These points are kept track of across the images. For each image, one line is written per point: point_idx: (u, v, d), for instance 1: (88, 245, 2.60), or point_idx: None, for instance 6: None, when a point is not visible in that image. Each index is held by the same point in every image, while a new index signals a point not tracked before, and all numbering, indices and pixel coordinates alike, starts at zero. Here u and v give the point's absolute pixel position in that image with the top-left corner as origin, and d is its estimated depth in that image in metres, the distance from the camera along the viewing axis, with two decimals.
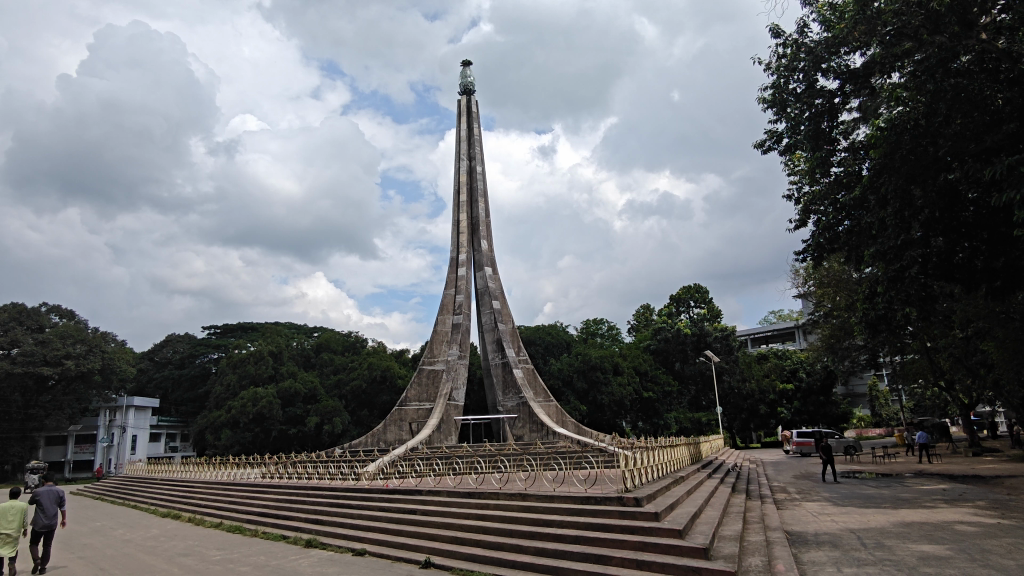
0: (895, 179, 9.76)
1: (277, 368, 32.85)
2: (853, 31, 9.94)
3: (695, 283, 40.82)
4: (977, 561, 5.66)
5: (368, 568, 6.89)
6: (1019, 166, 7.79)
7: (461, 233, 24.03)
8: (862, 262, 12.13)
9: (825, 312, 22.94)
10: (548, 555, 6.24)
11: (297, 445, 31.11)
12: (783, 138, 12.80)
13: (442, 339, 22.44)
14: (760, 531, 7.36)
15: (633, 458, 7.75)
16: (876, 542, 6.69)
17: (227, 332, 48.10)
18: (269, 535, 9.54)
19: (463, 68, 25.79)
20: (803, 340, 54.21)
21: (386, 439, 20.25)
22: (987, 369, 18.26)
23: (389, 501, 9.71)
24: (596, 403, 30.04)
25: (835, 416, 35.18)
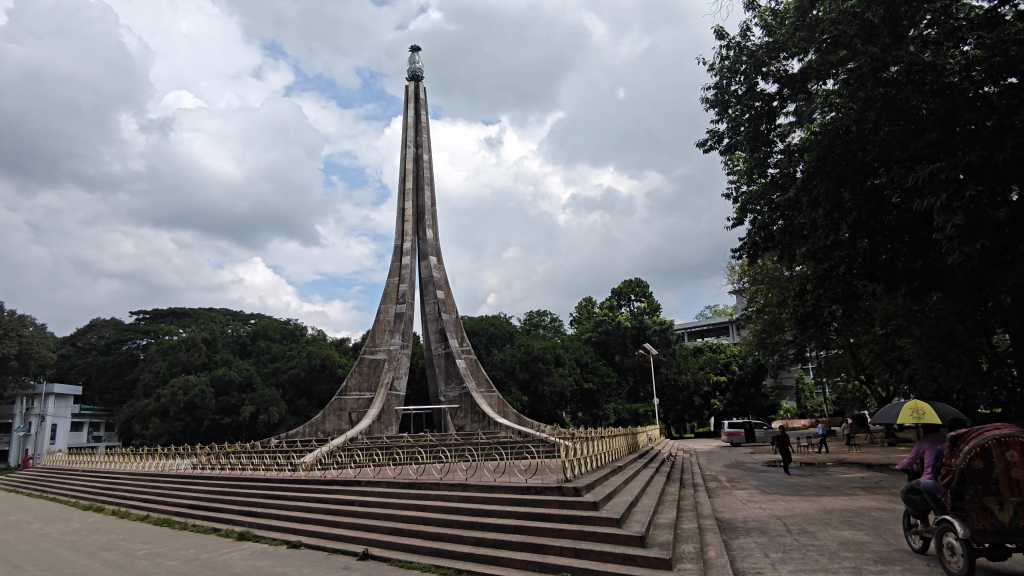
0: (827, 182, 10.27)
1: (210, 355, 31.78)
2: (793, 37, 10.32)
3: (635, 277, 41.65)
4: (889, 545, 6.06)
5: (304, 560, 6.80)
6: (940, 173, 8.33)
7: (405, 221, 23.66)
8: (794, 260, 12.58)
9: (757, 307, 23.88)
10: (486, 545, 6.29)
11: (230, 435, 30.21)
12: (723, 139, 13.17)
13: (385, 329, 22.14)
14: (693, 519, 7.63)
15: (572, 448, 7.87)
16: (801, 528, 7.02)
17: (156, 317, 46.11)
18: (199, 528, 9.27)
19: (412, 53, 25.39)
20: (735, 335, 56.35)
21: (324, 429, 19.84)
22: (903, 364, 19.42)
23: (326, 493, 9.51)
24: (538, 393, 30.37)
25: (763, 408, 36.61)
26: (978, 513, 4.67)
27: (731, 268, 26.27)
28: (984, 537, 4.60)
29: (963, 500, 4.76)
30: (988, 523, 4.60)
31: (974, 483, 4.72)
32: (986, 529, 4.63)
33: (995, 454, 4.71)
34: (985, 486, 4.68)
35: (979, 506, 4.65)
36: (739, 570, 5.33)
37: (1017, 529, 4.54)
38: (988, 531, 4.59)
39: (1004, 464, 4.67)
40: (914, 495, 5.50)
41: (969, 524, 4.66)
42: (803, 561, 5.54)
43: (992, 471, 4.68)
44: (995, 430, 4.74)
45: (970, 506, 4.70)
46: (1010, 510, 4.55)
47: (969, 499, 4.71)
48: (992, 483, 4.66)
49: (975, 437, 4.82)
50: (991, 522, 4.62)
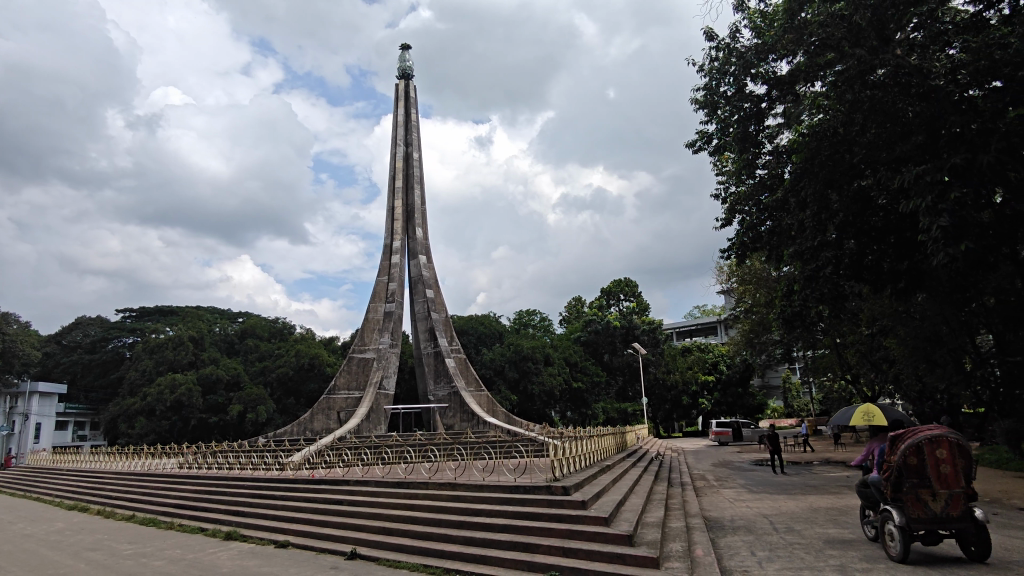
0: (815, 184, 10.35)
1: (197, 354, 31.54)
2: (782, 39, 10.39)
3: (625, 276, 41.77)
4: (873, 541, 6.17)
5: (291, 560, 6.76)
6: (925, 175, 8.43)
7: (395, 220, 23.59)
8: (782, 261, 12.66)
9: (745, 307, 24.02)
10: (475, 544, 6.28)
11: (217, 434, 30.00)
12: (712, 140, 13.23)
13: (374, 327, 22.06)
14: (681, 517, 7.68)
15: (561, 447, 7.88)
16: (787, 526, 7.08)
17: (143, 315, 45.73)
18: (185, 528, 9.21)
19: (402, 51, 25.32)
20: (724, 334, 56.66)
21: (313, 428, 19.76)
22: (889, 364, 19.62)
23: (314, 492, 9.47)
24: (527, 393, 30.40)
25: (751, 407, 36.84)
26: (914, 504, 5.21)
27: (719, 268, 26.41)
28: (920, 525, 5.15)
29: (901, 493, 5.29)
30: (923, 513, 5.13)
31: (908, 478, 5.24)
32: (921, 517, 5.18)
33: (927, 452, 5.22)
34: (919, 480, 5.20)
35: (913, 498, 5.19)
36: (726, 569, 5.35)
37: (946, 518, 5.10)
38: (922, 520, 5.13)
39: (935, 460, 5.17)
40: (865, 489, 5.99)
41: (906, 514, 5.21)
42: (790, 559, 5.58)
43: (924, 466, 5.20)
44: (925, 431, 5.26)
45: (906, 499, 5.23)
46: (942, 501, 5.08)
47: (905, 492, 5.23)
48: (925, 478, 5.18)
49: (908, 437, 5.34)
50: (924, 512, 5.17)
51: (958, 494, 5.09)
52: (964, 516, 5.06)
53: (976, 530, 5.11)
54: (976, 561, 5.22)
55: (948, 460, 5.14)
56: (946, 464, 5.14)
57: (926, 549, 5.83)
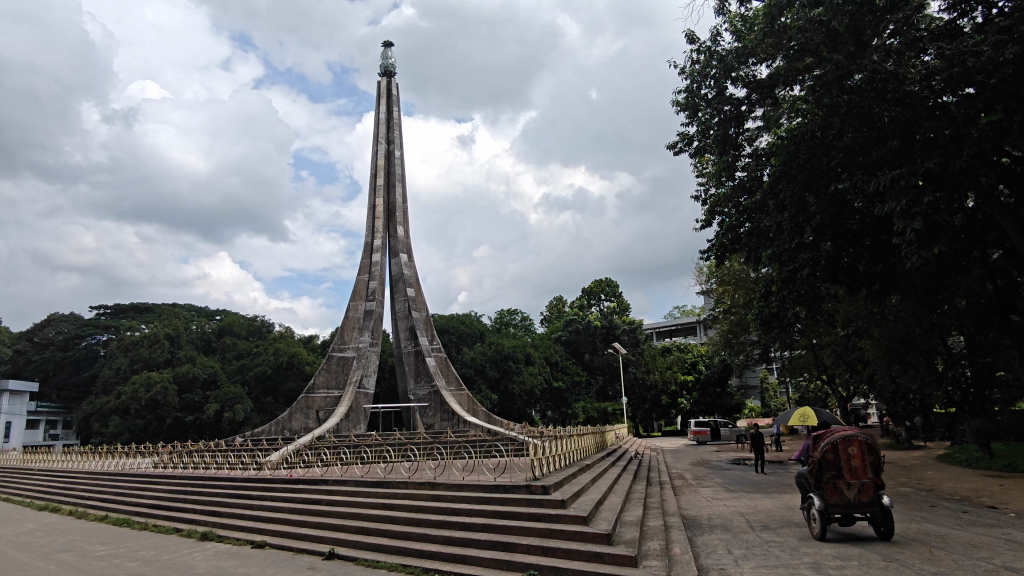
0: (793, 186, 10.47)
1: (174, 352, 31.08)
2: (762, 43, 10.48)
3: (606, 277, 41.97)
4: (844, 538, 6.32)
5: (269, 560, 6.70)
6: (900, 179, 8.57)
7: (376, 218, 23.44)
8: (760, 262, 12.80)
9: (724, 308, 24.30)
10: (454, 543, 6.28)
11: (193, 433, 29.61)
12: (693, 142, 13.34)
13: (354, 326, 21.92)
14: (660, 516, 7.75)
15: (541, 447, 7.90)
16: (763, 525, 7.18)
17: (119, 312, 44.98)
18: (160, 528, 9.08)
19: (385, 48, 25.18)
20: (702, 334, 57.19)
21: (291, 428, 19.60)
22: (863, 365, 19.97)
23: (292, 492, 9.39)
24: (508, 392, 30.44)
25: (729, 407, 37.25)
26: (831, 491, 6.07)
27: (699, 269, 26.67)
28: (836, 509, 6.02)
29: (821, 481, 6.15)
30: (838, 499, 6.01)
31: (827, 470, 6.09)
32: (836, 502, 6.06)
33: (842, 449, 6.06)
34: (836, 472, 6.03)
35: (830, 486, 6.05)
36: (704, 567, 5.42)
37: (858, 503, 5.97)
38: (838, 504, 6.00)
39: (849, 456, 6.00)
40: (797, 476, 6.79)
41: (824, 499, 6.08)
42: (765, 556, 5.66)
43: (840, 461, 6.02)
44: (841, 431, 6.09)
45: (825, 486, 6.08)
46: (854, 489, 5.95)
47: (825, 480, 6.08)
48: (840, 470, 6.02)
49: (826, 435, 6.16)
50: (840, 497, 6.03)
51: (867, 483, 5.95)
52: (873, 501, 5.94)
53: (882, 513, 6.00)
54: (882, 538, 6.13)
55: (859, 456, 5.97)
56: (856, 459, 5.97)
57: (844, 531, 6.79)
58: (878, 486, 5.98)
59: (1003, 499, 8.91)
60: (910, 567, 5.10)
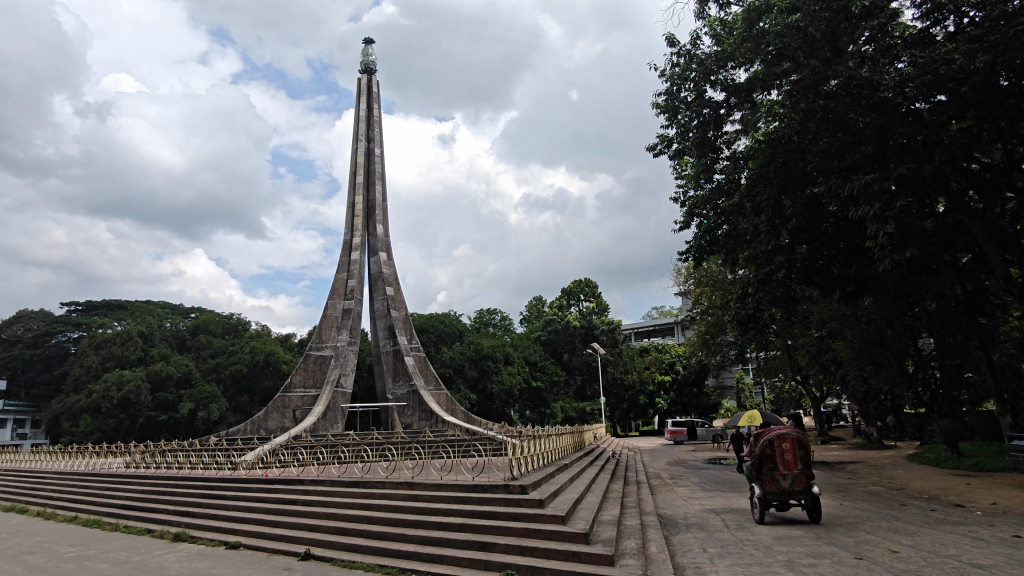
0: (769, 189, 10.62)
1: (147, 350, 30.53)
2: (740, 48, 10.55)
3: (585, 277, 42.10)
4: (791, 526, 7.01)
5: (242, 561, 6.60)
6: (873, 184, 8.75)
7: (355, 216, 23.27)
8: (738, 263, 12.96)
9: (701, 309, 24.57)
10: (431, 543, 6.26)
11: (167, 433, 29.13)
12: (672, 144, 13.44)
13: (332, 324, 21.72)
14: (636, 515, 7.80)
15: (519, 446, 7.89)
16: (738, 523, 7.27)
17: (90, 310, 44.08)
18: (131, 529, 8.91)
19: (365, 45, 24.99)
20: (680, 335, 57.67)
21: (267, 427, 19.39)
22: (836, 365, 20.32)
23: (267, 492, 9.28)
24: (486, 391, 30.44)
25: (705, 407, 37.61)
26: (770, 481, 7.07)
27: (677, 270, 26.89)
28: (773, 497, 7.01)
29: (760, 472, 7.11)
30: (775, 487, 7.01)
31: (766, 463, 6.99)
32: (774, 491, 7.04)
33: (777, 445, 7.00)
34: (772, 465, 6.98)
35: (768, 477, 7.05)
36: (679, 565, 5.47)
37: (791, 491, 6.99)
38: (775, 493, 7.00)
39: (784, 451, 6.94)
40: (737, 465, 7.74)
41: (763, 489, 7.05)
42: (740, 555, 5.73)
43: (776, 456, 6.95)
44: (778, 429, 6.97)
45: (764, 476, 7.06)
46: (788, 479, 6.99)
47: (764, 472, 7.03)
48: (776, 462, 6.99)
49: (766, 433, 7.05)
50: (776, 486, 7.05)
51: (800, 473, 6.99)
52: (805, 490, 6.98)
53: (812, 501, 7.05)
54: (812, 522, 7.16)
55: (792, 451, 6.92)
56: (788, 453, 6.89)
57: (780, 516, 7.82)
58: (808, 477, 7.02)
59: (970, 498, 9.13)
60: (880, 564, 5.20)
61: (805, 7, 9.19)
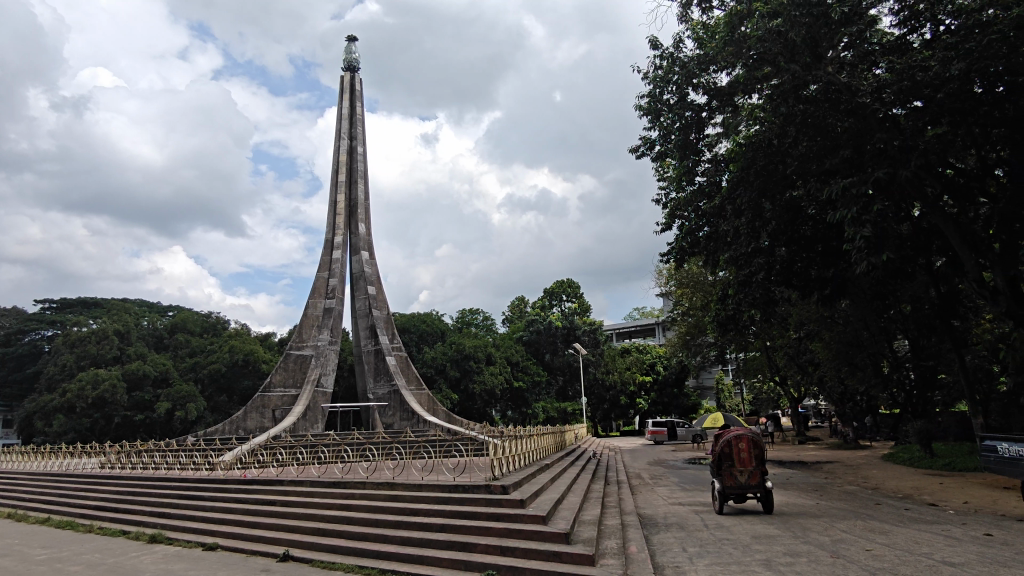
0: (749, 192, 10.72)
1: (123, 349, 30.06)
2: (722, 51, 10.62)
3: (567, 277, 42.22)
4: (769, 526, 7.09)
5: (220, 563, 6.52)
6: (851, 188, 8.87)
7: (337, 214, 23.10)
8: (718, 265, 13.07)
9: (682, 310, 24.74)
10: (411, 544, 6.24)
11: (143, 433, 28.71)
12: (655, 146, 13.52)
13: (312, 323, 21.53)
14: (617, 515, 7.84)
15: (500, 446, 7.89)
16: (717, 522, 7.33)
17: (65, 307, 43.27)
18: (106, 531, 8.76)
19: (348, 43, 24.84)
20: (662, 336, 58.07)
21: (246, 427, 19.18)
22: (814, 366, 20.61)
23: (244, 492, 9.18)
24: (468, 391, 30.42)
25: (685, 407, 37.93)
26: (728, 476, 7.57)
27: (658, 272, 27.07)
28: (731, 491, 7.53)
29: (720, 468, 7.60)
30: (733, 482, 7.52)
31: (724, 461, 7.46)
32: (732, 485, 7.57)
33: (734, 444, 7.43)
34: (730, 462, 7.45)
35: (727, 473, 7.55)
36: (659, 565, 5.50)
37: (747, 485, 7.51)
38: (733, 487, 7.52)
39: (741, 451, 7.39)
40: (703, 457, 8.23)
41: (722, 483, 7.56)
42: (718, 554, 5.79)
43: (733, 455, 7.40)
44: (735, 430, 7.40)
45: (723, 472, 7.56)
46: (745, 474, 7.49)
47: (723, 469, 7.53)
48: (733, 460, 7.45)
49: (724, 433, 7.48)
50: (734, 481, 7.55)
51: (755, 470, 7.50)
52: (759, 484, 7.49)
53: (766, 493, 7.59)
54: (766, 512, 7.76)
55: (747, 449, 7.38)
56: (744, 452, 7.35)
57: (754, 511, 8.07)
58: (763, 473, 7.53)
59: (943, 497, 9.33)
60: (856, 563, 5.27)
61: (785, 12, 9.29)
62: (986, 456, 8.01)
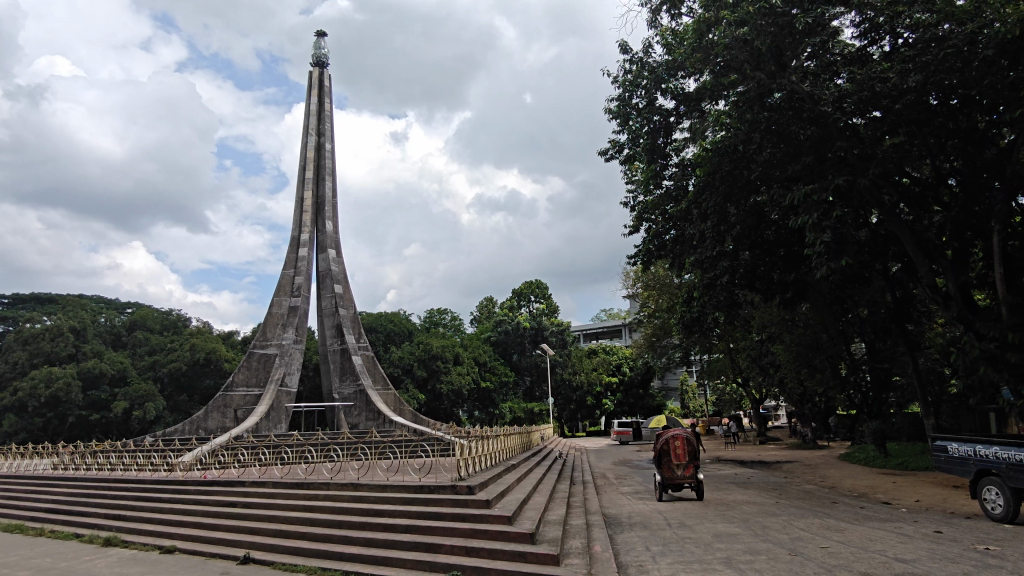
0: (715, 197, 10.92)
1: (78, 347, 29.13)
2: (690, 57, 10.74)
3: (536, 278, 42.34)
4: (729, 523, 7.25)
5: (177, 566, 6.37)
6: (813, 195, 9.10)
7: (304, 211, 22.77)
8: (684, 268, 13.25)
9: (648, 312, 25.00)
10: (376, 546, 6.18)
11: (98, 433, 27.89)
12: (623, 149, 13.65)
13: (277, 322, 21.19)
14: (581, 515, 7.90)
15: (467, 447, 7.86)
16: (679, 521, 7.44)
17: (16, 303, 41.75)
18: (57, 534, 8.48)
19: (317, 38, 24.50)
20: (628, 337, 58.67)
21: (206, 427, 18.79)
22: (774, 368, 21.07)
23: (204, 494, 8.98)
24: (435, 391, 30.33)
25: (651, 408, 38.66)
26: (667, 469, 8.78)
27: (625, 274, 27.36)
28: (670, 482, 8.75)
29: (660, 461, 8.81)
30: (670, 474, 8.73)
31: (663, 456, 8.65)
32: (670, 476, 8.78)
33: (672, 443, 8.58)
34: (667, 457, 8.62)
35: (666, 466, 8.76)
36: (623, 564, 5.54)
37: (682, 476, 8.71)
38: (671, 479, 8.74)
39: (678, 447, 8.58)
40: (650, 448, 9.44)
41: (662, 475, 8.78)
42: (680, 553, 5.87)
43: (671, 451, 8.58)
44: (674, 430, 8.48)
45: (662, 466, 8.77)
46: (680, 468, 8.68)
47: (662, 463, 8.72)
48: (670, 456, 8.63)
49: (664, 432, 8.63)
50: (672, 473, 8.76)
51: (690, 464, 8.71)
52: (692, 476, 8.68)
53: (699, 484, 8.78)
54: (716, 508, 8.32)
55: (683, 447, 8.52)
56: (679, 450, 8.51)
57: (717, 510, 8.24)
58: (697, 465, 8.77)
59: (895, 495, 9.63)
60: (813, 560, 5.41)
61: (752, 21, 9.43)
62: (936, 456, 8.19)
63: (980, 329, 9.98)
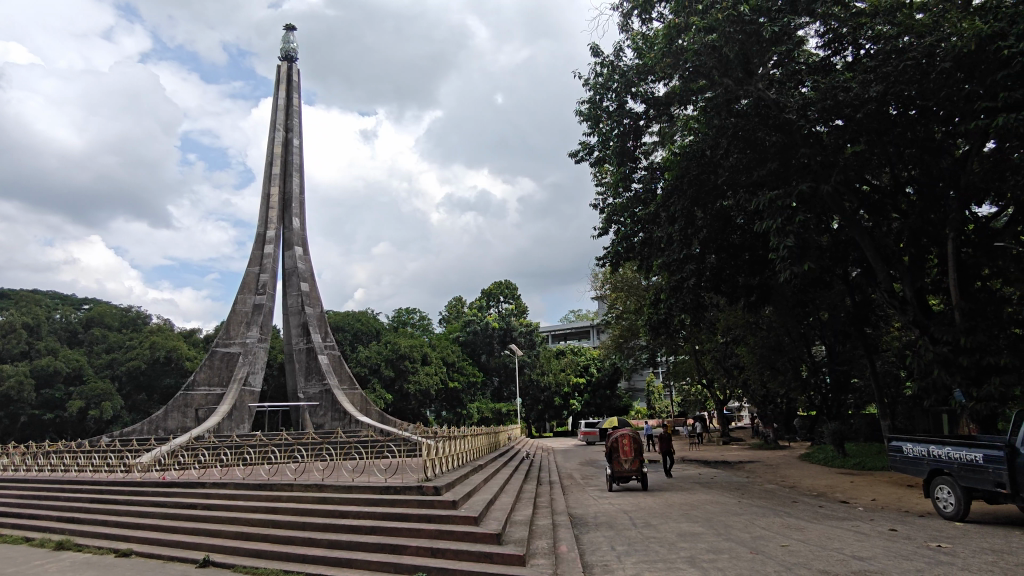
0: (683, 201, 11.09)
1: (31, 344, 28.15)
2: (660, 62, 10.86)
3: (505, 279, 42.38)
4: (692, 523, 7.37)
5: (134, 570, 6.19)
6: (777, 200, 9.29)
7: (270, 207, 22.36)
8: (652, 270, 13.38)
9: (616, 313, 25.21)
10: (340, 547, 6.11)
11: (52, 433, 26.99)
12: (593, 152, 13.75)
13: (241, 320, 20.79)
14: (548, 515, 7.94)
15: (433, 448, 7.83)
16: (643, 521, 7.53)
17: None
18: (6, 538, 8.17)
19: (286, 32, 24.13)
20: (596, 338, 59.14)
21: (166, 427, 18.35)
22: (739, 370, 21.48)
23: (162, 496, 8.74)
24: (402, 391, 30.16)
25: (617, 408, 39.12)
26: (616, 463, 9.57)
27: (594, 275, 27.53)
28: (618, 475, 9.50)
29: (611, 457, 9.62)
30: (619, 468, 9.53)
31: (612, 452, 9.50)
32: (619, 471, 9.55)
33: (620, 440, 9.46)
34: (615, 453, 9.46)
35: (615, 461, 9.59)
36: (588, 564, 5.57)
37: (629, 470, 9.49)
38: (619, 472, 9.51)
39: (625, 443, 9.52)
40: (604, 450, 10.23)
41: (612, 470, 9.57)
42: (644, 552, 5.92)
43: (619, 447, 9.44)
44: (622, 428, 9.47)
45: (612, 461, 9.57)
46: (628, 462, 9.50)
47: (611, 459, 9.54)
48: (618, 452, 9.47)
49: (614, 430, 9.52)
50: (620, 467, 9.54)
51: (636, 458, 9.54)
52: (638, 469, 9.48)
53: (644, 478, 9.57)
54: (680, 508, 8.44)
55: (630, 443, 9.41)
56: (626, 446, 9.39)
57: (681, 509, 8.37)
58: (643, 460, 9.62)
59: (852, 494, 9.89)
60: (773, 558, 5.52)
61: (720, 28, 9.57)
62: (892, 456, 8.42)
63: (934, 333, 10.33)
